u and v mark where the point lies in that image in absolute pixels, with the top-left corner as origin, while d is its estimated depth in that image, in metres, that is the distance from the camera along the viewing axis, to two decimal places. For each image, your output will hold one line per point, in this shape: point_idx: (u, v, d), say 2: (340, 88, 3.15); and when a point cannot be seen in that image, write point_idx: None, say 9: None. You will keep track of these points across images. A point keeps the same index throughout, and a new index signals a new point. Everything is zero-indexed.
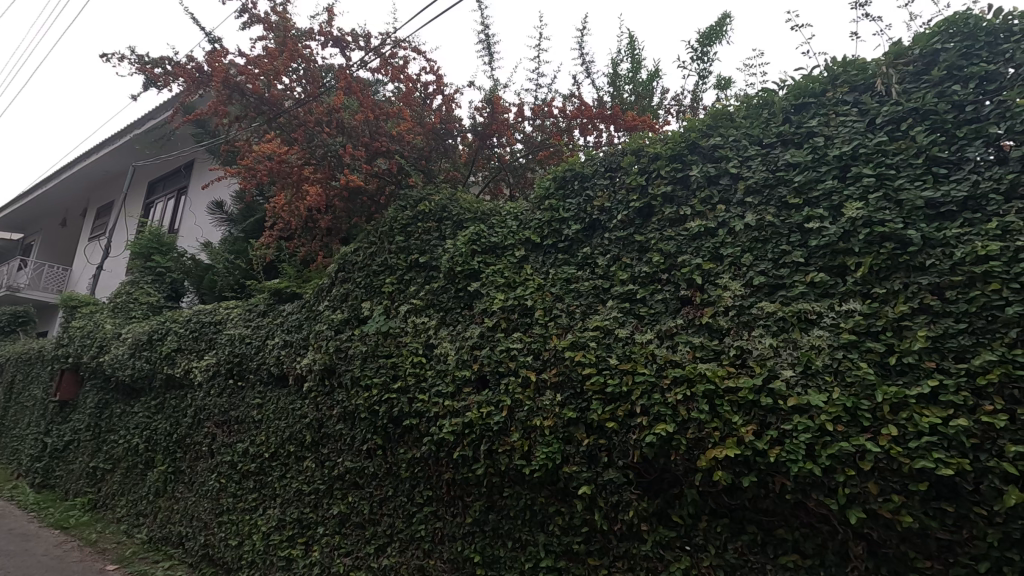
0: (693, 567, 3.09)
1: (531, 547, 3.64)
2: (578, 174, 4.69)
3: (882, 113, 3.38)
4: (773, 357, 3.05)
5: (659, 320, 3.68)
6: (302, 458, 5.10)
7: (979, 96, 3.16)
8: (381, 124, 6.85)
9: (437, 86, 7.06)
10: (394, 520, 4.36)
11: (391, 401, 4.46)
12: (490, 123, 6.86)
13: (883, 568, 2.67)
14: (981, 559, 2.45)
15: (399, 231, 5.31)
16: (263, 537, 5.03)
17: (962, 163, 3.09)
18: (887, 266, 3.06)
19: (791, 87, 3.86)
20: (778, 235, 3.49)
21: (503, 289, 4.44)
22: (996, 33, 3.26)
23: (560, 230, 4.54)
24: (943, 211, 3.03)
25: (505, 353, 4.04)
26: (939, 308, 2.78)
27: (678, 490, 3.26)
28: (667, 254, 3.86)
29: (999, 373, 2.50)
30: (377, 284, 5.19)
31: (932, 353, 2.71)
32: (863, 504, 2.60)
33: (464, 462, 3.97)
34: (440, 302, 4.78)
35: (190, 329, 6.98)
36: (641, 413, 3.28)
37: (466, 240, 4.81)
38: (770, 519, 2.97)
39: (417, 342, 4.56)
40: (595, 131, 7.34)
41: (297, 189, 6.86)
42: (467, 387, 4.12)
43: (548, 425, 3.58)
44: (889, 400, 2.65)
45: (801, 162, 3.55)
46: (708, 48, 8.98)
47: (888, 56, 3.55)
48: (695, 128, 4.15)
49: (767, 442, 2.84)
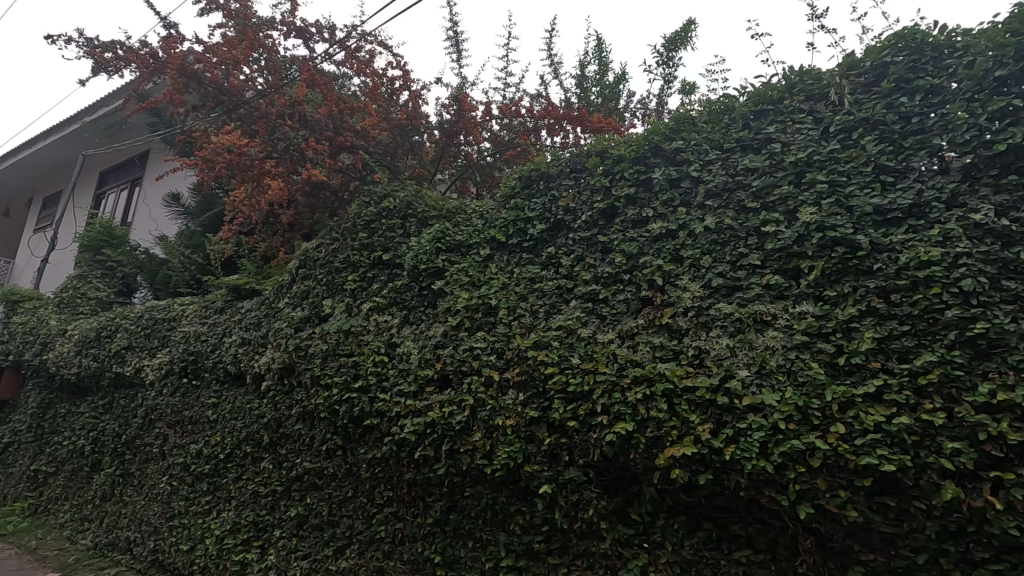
0: (650, 564, 3.14)
1: (492, 547, 3.64)
2: (544, 174, 4.71)
3: (836, 122, 3.52)
4: (730, 357, 3.13)
5: (620, 321, 3.72)
6: (259, 459, 4.97)
7: (924, 109, 3.30)
8: (346, 118, 6.75)
9: (403, 81, 6.98)
10: (354, 521, 4.28)
11: (351, 401, 4.34)
12: (458, 121, 6.79)
13: (829, 560, 2.77)
14: (920, 551, 2.56)
15: (363, 228, 5.24)
16: (216, 542, 4.86)
17: (908, 172, 3.24)
18: (839, 270, 3.17)
19: (751, 94, 3.96)
20: (735, 238, 3.58)
21: (467, 288, 4.41)
22: (942, 49, 3.40)
23: (525, 230, 4.55)
24: (890, 217, 3.16)
25: (467, 352, 4.00)
26: (884, 310, 2.89)
27: (637, 488, 3.31)
28: (630, 256, 3.92)
29: (938, 373, 2.61)
30: (339, 281, 5.10)
31: (877, 354, 2.82)
32: (812, 500, 2.68)
33: (424, 462, 3.91)
34: (403, 301, 4.74)
35: (142, 325, 6.74)
36: (602, 412, 3.30)
37: (429, 238, 4.78)
38: (725, 516, 3.05)
39: (379, 342, 4.47)
40: (562, 132, 7.40)
41: (259, 183, 6.67)
42: (430, 387, 4.06)
43: (510, 424, 3.55)
44: (838, 399, 2.75)
45: (758, 167, 3.66)
46: (673, 54, 9.14)
47: (841, 67, 3.68)
48: (658, 131, 4.22)
49: (723, 440, 2.89)
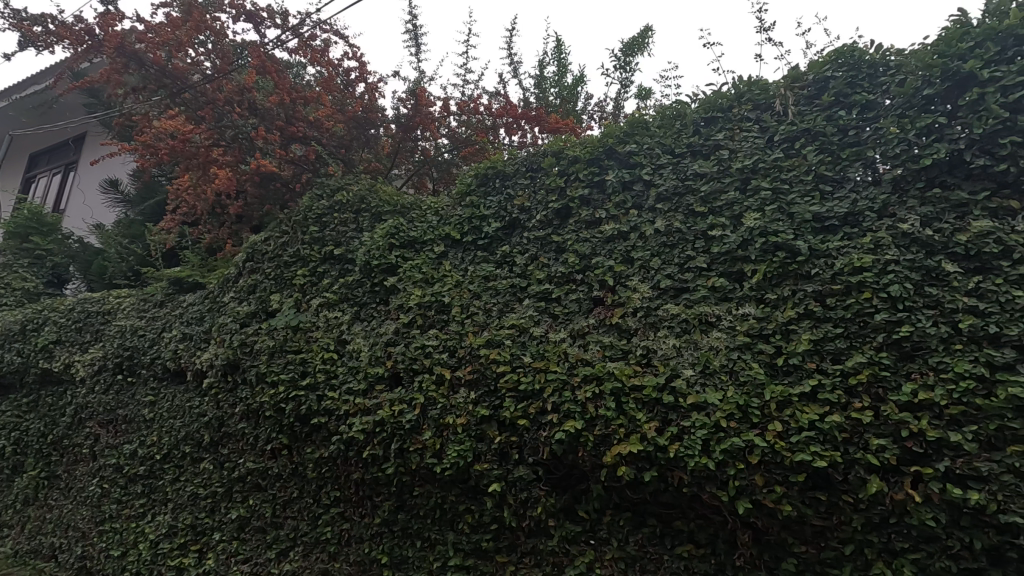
0: (596, 560, 3.18)
1: (440, 546, 3.60)
2: (500, 173, 4.71)
3: (780, 132, 3.68)
4: (676, 357, 3.22)
5: (572, 320, 3.75)
6: (198, 460, 4.76)
7: (860, 123, 3.49)
8: (298, 107, 6.56)
9: (360, 73, 6.83)
10: (299, 522, 4.15)
11: (298, 399, 4.19)
12: (414, 116, 6.70)
13: (765, 553, 2.88)
14: (847, 542, 2.69)
15: (314, 221, 5.12)
16: (150, 547, 4.62)
17: (845, 182, 3.41)
18: (780, 274, 3.29)
19: (702, 101, 4.07)
20: (684, 241, 3.67)
21: (421, 285, 4.36)
22: (877, 66, 3.58)
23: (480, 227, 4.55)
24: (828, 224, 3.32)
25: (419, 350, 3.94)
26: (820, 313, 3.03)
27: (585, 485, 3.35)
28: (583, 256, 3.97)
29: (867, 373, 2.76)
30: (288, 276, 4.95)
31: (813, 355, 2.95)
32: (750, 495, 2.78)
33: (373, 462, 3.81)
34: (354, 297, 4.64)
35: (73, 319, 6.37)
36: (552, 410, 3.32)
37: (383, 233, 4.70)
38: (669, 511, 3.13)
39: (329, 339, 4.36)
40: (519, 131, 7.46)
41: (204, 171, 6.39)
42: (380, 385, 3.97)
43: (461, 423, 3.52)
44: (775, 398, 2.86)
45: (707, 173, 3.77)
46: (630, 59, 9.30)
47: (786, 79, 3.83)
48: (613, 134, 4.28)
49: (668, 437, 2.96)
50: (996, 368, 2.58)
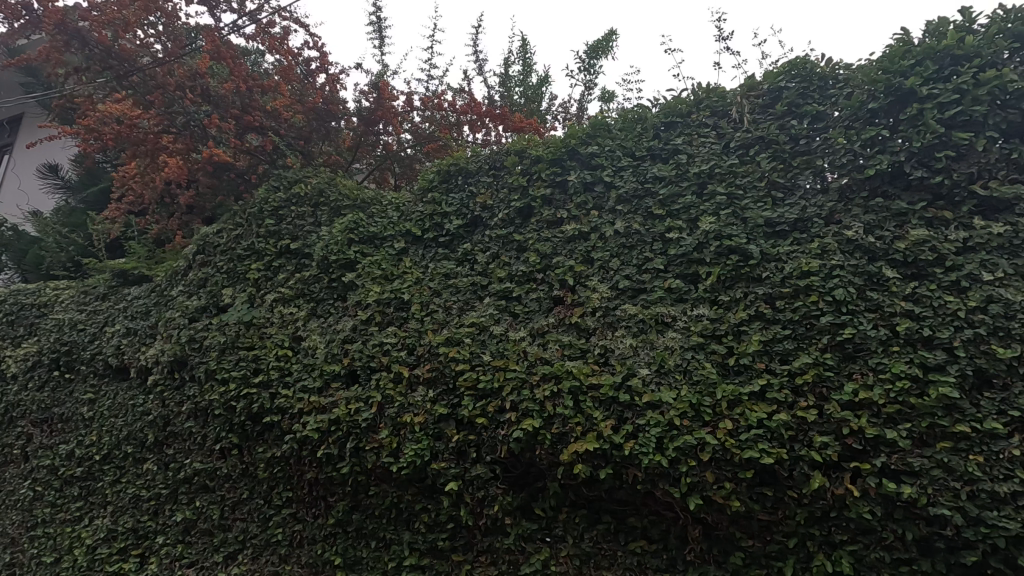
0: (551, 557, 3.20)
1: (395, 546, 3.55)
2: (463, 170, 4.69)
3: (736, 139, 3.79)
4: (633, 356, 3.28)
5: (532, 319, 3.76)
6: (141, 461, 4.55)
7: (810, 133, 3.65)
8: (255, 96, 6.32)
9: (320, 63, 6.66)
10: (248, 524, 4.01)
11: (250, 397, 4.05)
12: (377, 109, 6.51)
13: (714, 547, 2.96)
14: (791, 535, 2.80)
15: (270, 214, 4.98)
16: (87, 552, 4.38)
17: (795, 189, 3.55)
18: (733, 276, 3.39)
19: (662, 106, 4.15)
20: (642, 243, 3.74)
21: (380, 281, 4.29)
22: (827, 80, 3.72)
23: (441, 224, 4.52)
24: (778, 230, 3.44)
25: (377, 347, 3.88)
26: (770, 315, 3.14)
27: (542, 483, 3.37)
28: (544, 255, 3.99)
29: (812, 373, 2.87)
30: (241, 270, 4.79)
31: (762, 355, 3.05)
32: (701, 491, 2.85)
33: (327, 461, 3.71)
34: (311, 292, 4.52)
35: (5, 311, 6.01)
36: (510, 409, 3.32)
37: (342, 228, 4.61)
38: (623, 508, 3.19)
39: (283, 335, 4.23)
40: (483, 129, 7.44)
41: (153, 159, 6.14)
42: (336, 383, 3.88)
43: (418, 421, 3.48)
44: (727, 397, 2.95)
45: (666, 176, 3.85)
46: (594, 61, 9.41)
47: (743, 88, 3.95)
48: (575, 135, 4.32)
49: (623, 435, 3.00)
50: (928, 369, 2.72)
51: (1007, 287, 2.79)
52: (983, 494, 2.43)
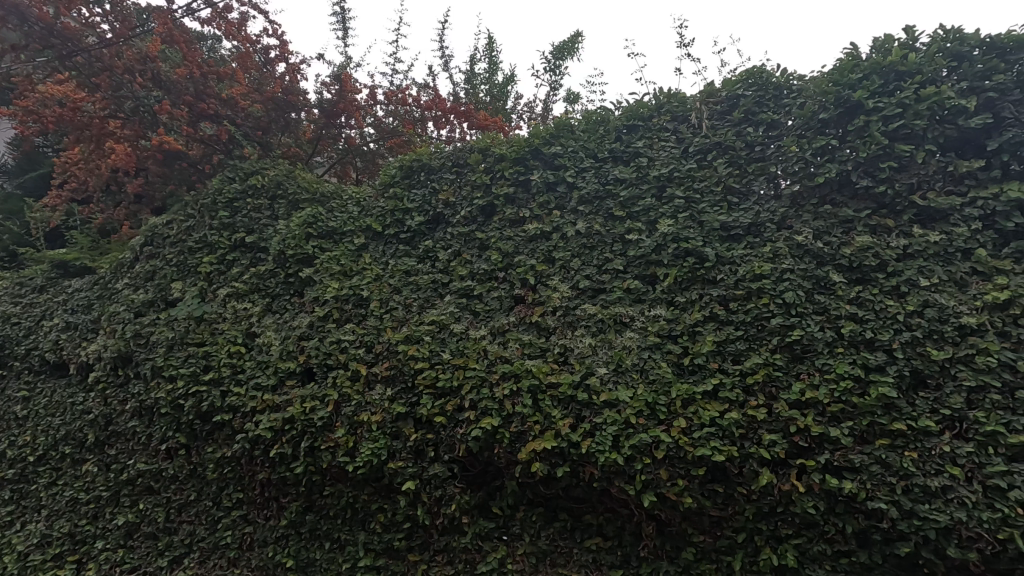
0: (508, 556, 3.21)
1: (350, 547, 3.49)
2: (425, 166, 4.65)
3: (694, 144, 3.88)
4: (591, 356, 3.31)
5: (492, 318, 3.75)
6: (80, 462, 4.33)
7: (765, 140, 3.77)
8: (210, 82, 6.01)
9: (280, 52, 6.46)
10: (195, 527, 3.86)
11: (199, 395, 3.89)
12: (338, 101, 6.40)
13: (667, 543, 3.03)
14: (740, 530, 2.89)
15: (224, 205, 4.80)
16: (19, 559, 4.10)
17: (750, 194, 3.67)
18: (689, 278, 3.47)
19: (625, 109, 4.22)
20: (603, 244, 3.79)
21: (338, 277, 4.20)
22: (781, 89, 3.85)
23: (403, 220, 4.47)
24: (733, 234, 3.55)
25: (334, 345, 3.80)
26: (724, 316, 3.23)
27: (500, 482, 3.37)
28: (505, 254, 3.99)
29: (762, 373, 2.97)
30: (192, 263, 4.60)
31: (716, 355, 3.13)
32: (655, 488, 2.90)
33: (281, 461, 3.61)
34: (266, 287, 4.39)
35: None
36: (469, 408, 3.31)
37: (300, 222, 4.49)
38: (579, 506, 3.23)
39: (236, 331, 4.09)
40: (448, 125, 7.38)
41: (99, 144, 5.89)
42: (291, 380, 3.78)
43: (376, 420, 3.41)
44: (681, 396, 3.02)
45: (626, 179, 3.92)
46: (560, 62, 9.46)
47: (702, 94, 4.05)
48: (539, 135, 4.34)
49: (581, 434, 3.03)
50: (869, 369, 2.86)
51: (942, 292, 2.94)
52: (916, 488, 2.56)
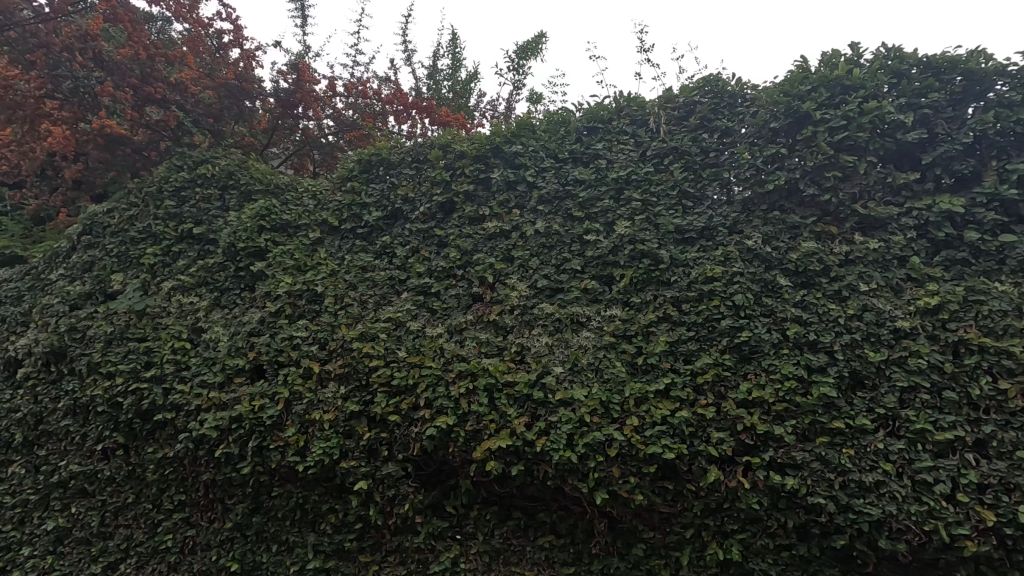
0: (461, 555, 3.19)
1: (299, 549, 3.40)
2: (384, 160, 4.56)
3: (652, 147, 3.96)
4: (548, 355, 3.33)
5: (450, 316, 3.73)
6: (6, 464, 4.05)
7: (719, 146, 3.88)
8: (157, 65, 5.71)
9: (234, 37, 6.22)
10: (133, 531, 3.67)
11: (140, 393, 3.69)
12: (295, 91, 6.17)
13: (618, 539, 3.08)
14: (688, 526, 2.96)
15: (171, 194, 4.60)
16: None
17: (703, 199, 3.78)
18: (644, 279, 3.53)
19: (586, 111, 4.26)
20: (561, 243, 3.82)
21: (292, 272, 4.08)
22: (736, 98, 3.97)
23: (360, 215, 4.38)
24: (687, 236, 3.64)
25: (286, 341, 3.68)
26: (676, 317, 3.30)
27: (455, 481, 3.35)
28: (464, 252, 3.96)
29: (712, 373, 3.05)
30: (135, 254, 4.38)
31: (668, 355, 3.20)
32: (607, 486, 2.94)
33: (227, 461, 3.48)
34: (214, 281, 4.23)
35: None
36: (424, 406, 3.27)
37: (252, 214, 4.33)
38: (533, 504, 3.24)
39: (181, 325, 3.92)
40: (410, 120, 7.31)
41: (34, 126, 5.54)
42: (238, 377, 3.64)
43: (328, 418, 3.32)
44: (635, 395, 3.07)
45: (585, 180, 3.96)
46: (523, 62, 9.48)
47: (660, 99, 4.13)
48: (500, 134, 4.33)
49: (536, 433, 3.04)
50: (812, 370, 2.98)
51: (879, 297, 3.10)
52: (852, 483, 2.69)
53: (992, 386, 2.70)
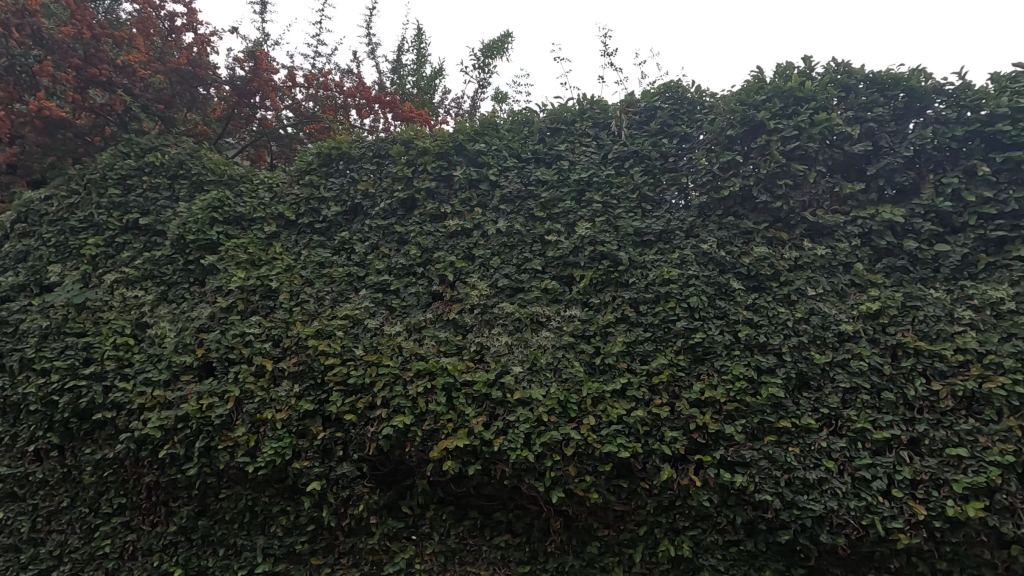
0: (416, 556, 3.16)
1: (247, 553, 3.29)
2: (345, 154, 4.46)
3: (614, 150, 4.02)
4: (507, 354, 3.34)
5: (409, 314, 3.68)
6: None
7: (678, 151, 3.97)
8: (102, 46, 5.39)
9: (187, 20, 5.98)
10: (68, 537, 3.48)
11: (77, 391, 3.49)
12: (252, 79, 6.02)
13: (573, 537, 3.11)
14: (641, 524, 3.02)
15: (115, 182, 4.37)
16: None
17: (662, 204, 3.87)
18: (604, 280, 3.58)
19: (549, 112, 4.29)
20: (523, 243, 3.82)
21: (245, 267, 3.95)
22: (695, 104, 4.06)
23: (318, 210, 4.28)
24: (646, 239, 3.71)
25: (237, 338, 3.55)
26: (634, 318, 3.35)
27: (411, 481, 3.32)
28: (425, 249, 3.93)
29: (667, 373, 3.12)
30: (74, 244, 4.15)
31: (625, 355, 3.25)
32: (564, 485, 2.97)
33: (172, 462, 3.34)
34: (161, 275, 4.05)
35: None
36: (381, 405, 3.21)
37: (203, 205, 4.16)
38: (490, 503, 3.23)
39: (124, 320, 3.73)
40: (372, 115, 7.22)
41: None
42: (186, 375, 3.50)
43: (280, 417, 3.22)
44: (592, 394, 3.11)
45: (548, 181, 3.98)
46: (489, 61, 9.45)
47: (622, 104, 4.19)
48: (464, 131, 4.30)
49: (493, 432, 3.03)
50: (761, 371, 3.08)
51: (825, 302, 3.23)
52: (797, 481, 2.79)
53: (926, 388, 2.84)
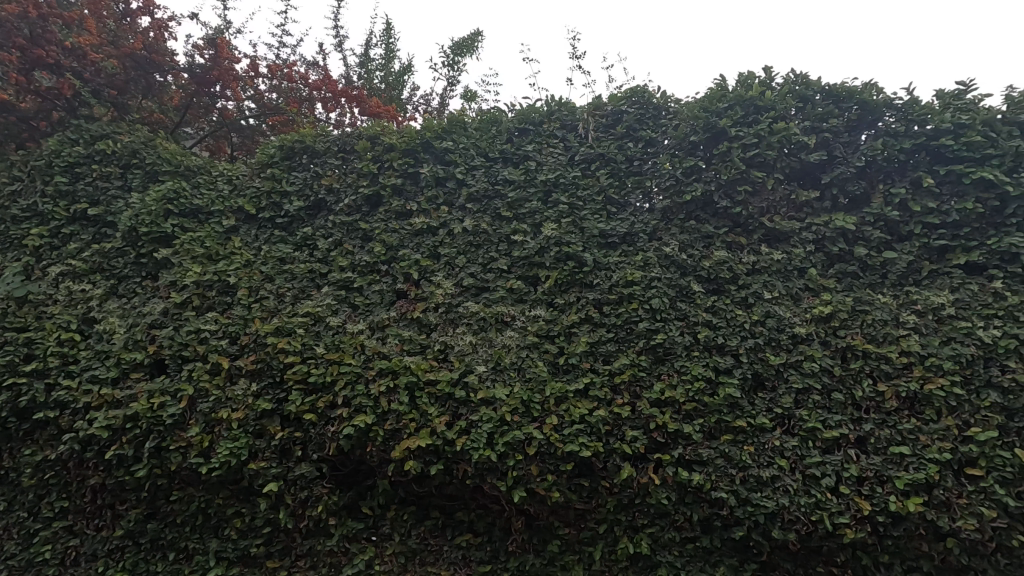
0: (376, 557, 3.12)
1: (200, 556, 3.19)
2: (308, 148, 4.36)
3: (580, 152, 4.07)
4: (472, 353, 3.33)
5: (372, 312, 3.63)
6: None
7: (643, 155, 4.03)
8: (50, 27, 5.09)
9: (143, 4, 5.74)
10: (4, 543, 3.30)
11: (17, 389, 3.32)
12: (212, 68, 5.86)
13: (534, 536, 3.13)
14: (602, 521, 3.06)
15: (62, 170, 4.16)
16: None
17: (626, 207, 3.93)
18: (569, 281, 3.61)
19: (518, 112, 4.29)
20: (489, 242, 3.82)
21: (201, 262, 3.82)
22: (660, 110, 4.13)
23: (280, 204, 4.17)
24: (611, 241, 3.77)
25: (192, 335, 3.42)
26: (597, 319, 3.39)
27: (372, 481, 3.28)
28: (390, 247, 3.88)
29: (629, 373, 3.17)
30: (16, 234, 3.94)
31: (588, 356, 3.29)
32: (525, 484, 2.98)
33: (120, 463, 3.20)
34: (111, 268, 3.89)
35: None
36: (342, 405, 3.16)
37: (157, 197, 4.00)
38: (452, 503, 3.22)
39: (69, 315, 3.55)
40: (338, 109, 7.10)
41: None
42: (136, 373, 3.36)
43: (237, 417, 3.12)
44: (555, 394, 3.13)
45: (515, 181, 3.98)
46: (459, 58, 9.40)
47: (590, 106, 4.23)
48: (432, 129, 4.26)
49: (456, 432, 3.02)
50: (719, 372, 3.16)
51: (781, 305, 3.33)
52: (751, 478, 2.87)
53: (873, 389, 2.97)
